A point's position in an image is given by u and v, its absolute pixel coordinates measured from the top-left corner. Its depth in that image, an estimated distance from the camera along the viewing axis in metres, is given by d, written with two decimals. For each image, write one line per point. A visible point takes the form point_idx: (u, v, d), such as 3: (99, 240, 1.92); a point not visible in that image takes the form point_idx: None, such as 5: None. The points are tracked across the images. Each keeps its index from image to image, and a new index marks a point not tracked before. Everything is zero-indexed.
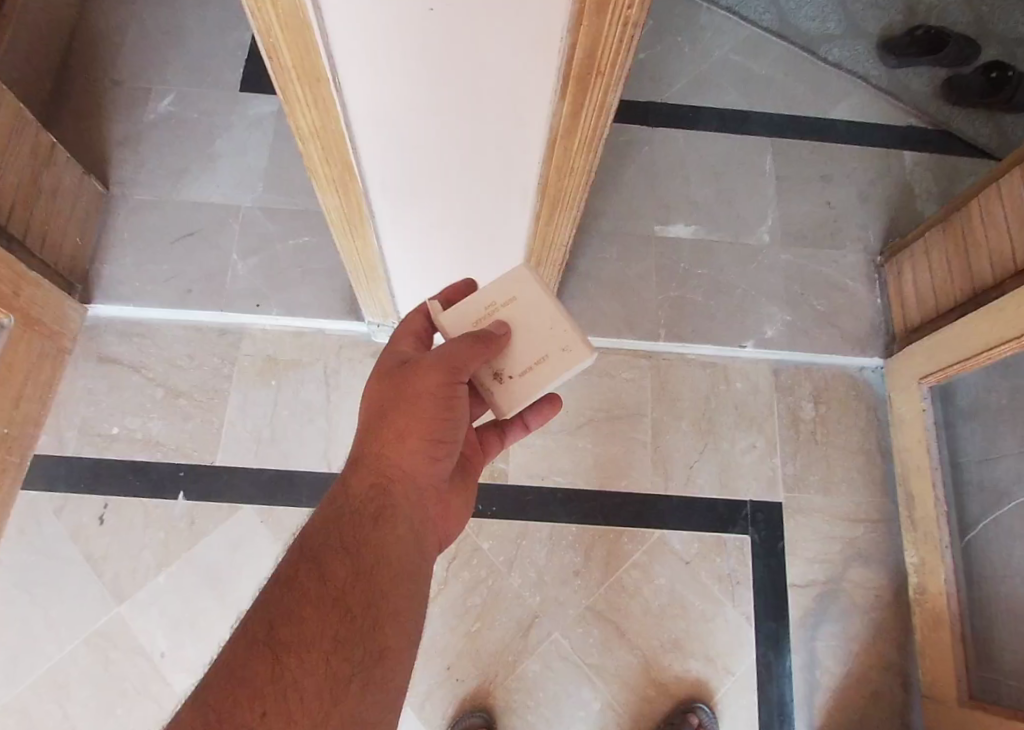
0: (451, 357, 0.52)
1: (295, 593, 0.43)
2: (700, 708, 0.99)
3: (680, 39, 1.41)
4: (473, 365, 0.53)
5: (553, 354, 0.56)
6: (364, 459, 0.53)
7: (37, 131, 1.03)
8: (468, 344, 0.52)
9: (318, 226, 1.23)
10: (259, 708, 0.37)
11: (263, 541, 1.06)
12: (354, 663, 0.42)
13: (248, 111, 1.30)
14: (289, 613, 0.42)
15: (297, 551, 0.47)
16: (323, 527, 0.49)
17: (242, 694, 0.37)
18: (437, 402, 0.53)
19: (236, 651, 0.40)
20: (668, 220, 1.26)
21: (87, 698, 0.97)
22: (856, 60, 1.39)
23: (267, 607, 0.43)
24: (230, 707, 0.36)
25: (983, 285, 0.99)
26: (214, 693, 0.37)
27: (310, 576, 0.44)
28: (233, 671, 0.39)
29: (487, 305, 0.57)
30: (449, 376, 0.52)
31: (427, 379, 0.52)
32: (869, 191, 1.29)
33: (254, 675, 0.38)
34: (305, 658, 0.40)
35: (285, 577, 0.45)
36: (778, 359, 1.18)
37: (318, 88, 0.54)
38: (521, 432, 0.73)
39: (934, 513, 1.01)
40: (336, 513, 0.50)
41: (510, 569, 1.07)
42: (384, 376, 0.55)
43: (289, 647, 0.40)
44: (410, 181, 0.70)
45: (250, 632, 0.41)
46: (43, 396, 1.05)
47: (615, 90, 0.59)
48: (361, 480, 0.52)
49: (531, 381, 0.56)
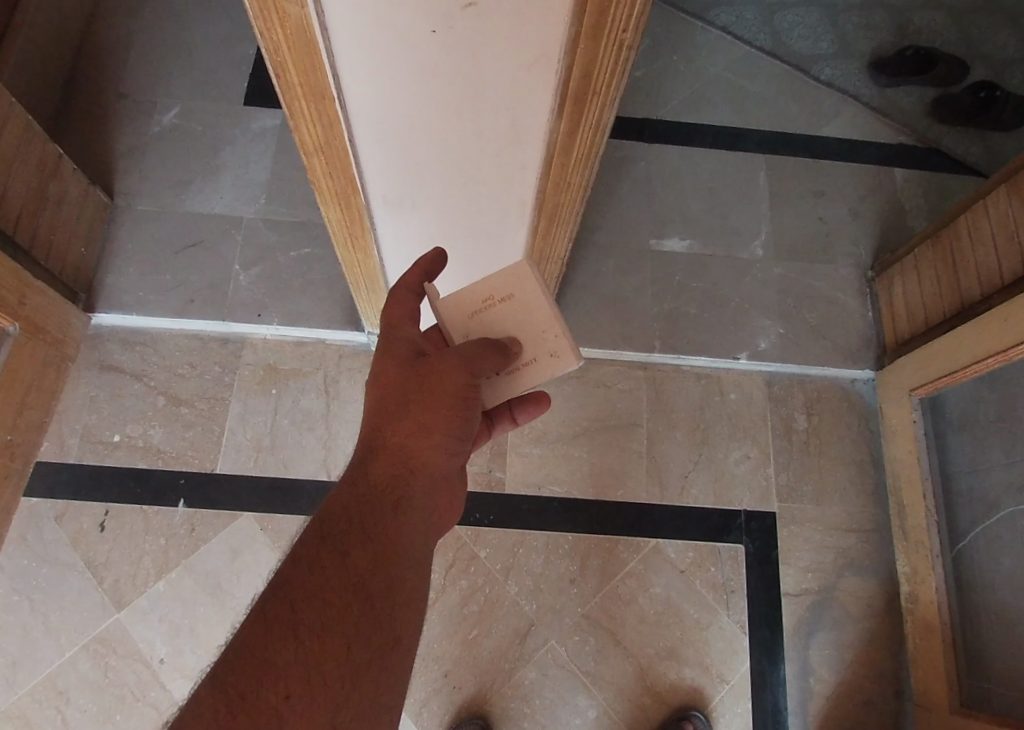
0: (471, 359, 0.54)
1: (316, 577, 0.45)
2: (695, 716, 1.00)
3: (676, 57, 1.44)
4: (487, 367, 0.55)
5: (542, 359, 0.59)
6: (385, 446, 0.54)
7: (45, 143, 1.05)
8: (490, 351, 0.55)
9: (319, 238, 1.25)
10: (283, 689, 0.40)
11: (263, 548, 1.07)
12: (372, 648, 0.44)
13: (251, 124, 1.33)
14: (309, 595, 0.44)
15: (317, 534, 0.48)
16: (342, 510, 0.50)
17: (266, 674, 0.40)
18: (456, 399, 0.54)
19: (258, 631, 0.42)
20: (663, 234, 1.28)
21: (85, 704, 0.98)
22: (846, 79, 1.42)
23: (287, 587, 0.45)
24: (254, 685, 0.39)
25: (971, 299, 1.01)
26: (238, 671, 0.40)
27: (331, 561, 0.46)
28: (256, 650, 0.41)
29: (485, 296, 0.58)
30: (469, 379, 0.54)
31: (452, 375, 0.54)
32: (860, 207, 1.32)
33: (278, 656, 0.41)
34: (325, 643, 0.43)
35: (304, 559, 0.46)
36: (771, 370, 1.20)
37: (323, 104, 0.56)
38: (508, 426, 0.73)
39: (925, 523, 1.03)
40: (356, 497, 0.51)
41: (507, 577, 1.08)
42: (405, 363, 0.56)
43: (310, 628, 0.43)
44: (412, 194, 0.72)
45: (271, 612, 0.43)
46: (47, 403, 1.06)
47: (611, 109, 0.61)
48: (381, 467, 0.53)
49: (516, 380, 0.59)
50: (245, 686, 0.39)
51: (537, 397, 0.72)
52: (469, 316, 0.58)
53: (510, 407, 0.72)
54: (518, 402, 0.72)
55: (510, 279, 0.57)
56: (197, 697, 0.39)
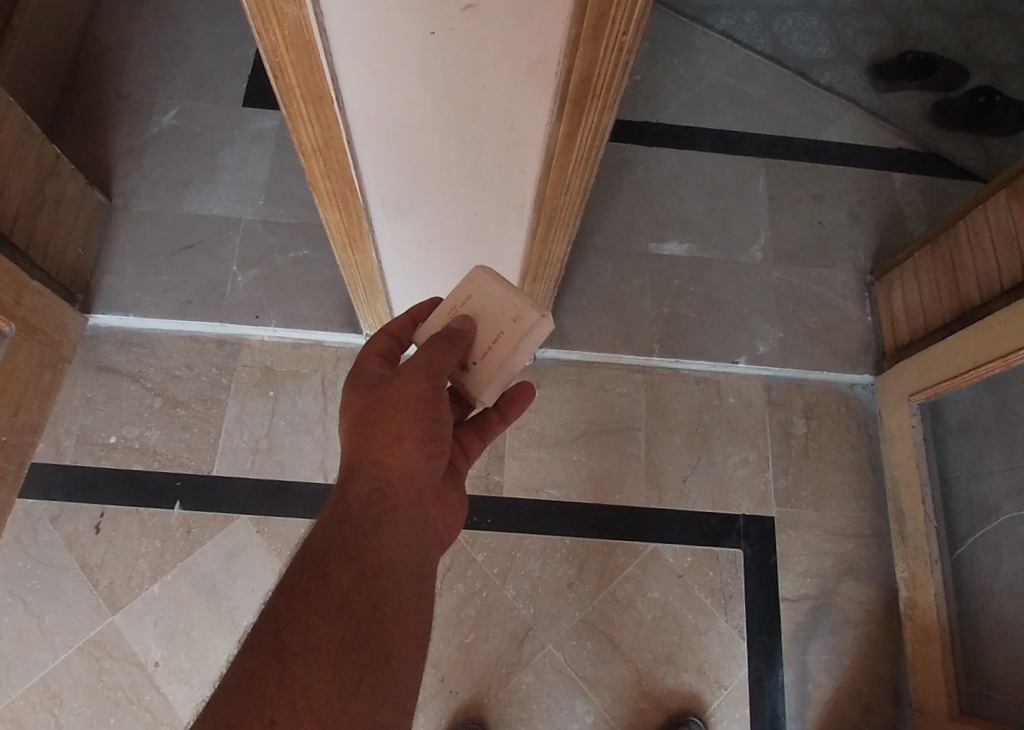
0: (422, 363, 0.54)
1: (299, 603, 0.45)
2: (692, 721, 1.00)
3: (676, 60, 1.44)
4: (446, 367, 0.55)
5: (506, 327, 0.57)
6: (361, 464, 0.53)
7: (42, 144, 1.05)
8: (439, 347, 0.55)
9: (318, 239, 1.25)
10: (269, 715, 0.39)
11: (259, 551, 1.07)
12: (362, 666, 0.44)
13: (250, 125, 1.33)
14: (294, 620, 0.44)
15: (300, 560, 0.48)
16: (323, 535, 0.50)
17: (250, 704, 0.39)
18: (424, 403, 0.54)
19: (245, 664, 0.42)
20: (663, 238, 1.28)
21: (79, 708, 0.97)
22: (847, 84, 1.42)
23: (272, 616, 0.44)
24: (241, 716, 0.38)
25: (971, 305, 1.01)
26: (224, 705, 0.39)
27: (314, 583, 0.46)
28: (241, 680, 0.41)
29: (449, 310, 0.59)
30: (430, 380, 0.54)
31: (411, 383, 0.54)
32: (859, 211, 1.32)
33: (261, 684, 0.40)
34: (311, 667, 0.42)
35: (288, 587, 0.46)
36: (769, 374, 1.20)
37: (322, 104, 0.56)
38: (499, 429, 0.72)
39: (925, 529, 1.02)
40: (337, 518, 0.51)
41: (505, 580, 1.07)
42: (368, 389, 0.57)
43: (296, 653, 0.42)
44: (410, 195, 0.71)
45: (256, 644, 0.43)
46: (44, 404, 1.06)
47: (611, 112, 0.60)
48: (360, 486, 0.52)
49: (499, 358, 0.58)
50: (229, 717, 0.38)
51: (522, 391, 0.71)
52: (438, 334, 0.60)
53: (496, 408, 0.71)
54: (504, 402, 0.70)
55: (467, 287, 0.59)
56: None
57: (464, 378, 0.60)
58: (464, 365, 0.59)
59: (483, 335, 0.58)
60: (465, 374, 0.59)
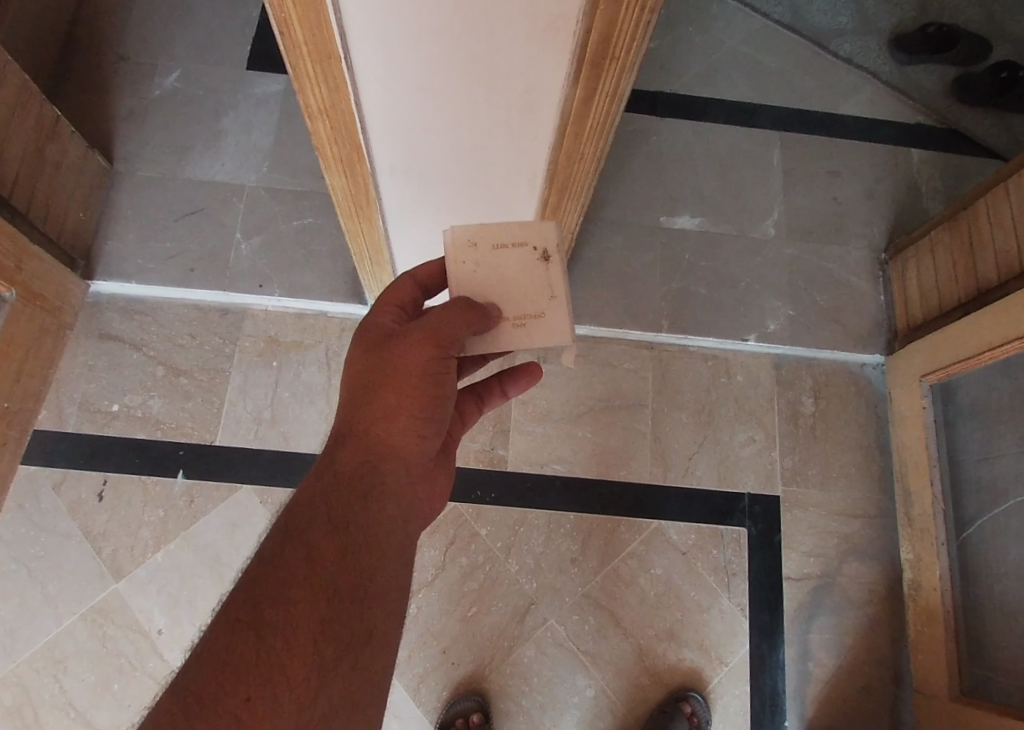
0: (437, 330, 0.51)
1: (280, 572, 0.44)
2: (693, 697, 1.00)
3: (691, 28, 1.40)
4: (456, 333, 0.51)
5: (477, 249, 0.56)
6: (353, 432, 0.52)
7: (43, 105, 1.02)
8: (456, 312, 0.51)
9: (323, 207, 1.23)
10: (243, 691, 0.39)
11: (262, 521, 1.06)
12: (342, 642, 0.43)
13: (254, 89, 1.30)
14: (274, 592, 0.43)
15: (283, 528, 0.47)
16: (310, 504, 0.49)
17: (225, 676, 0.39)
18: (428, 377, 0.52)
19: (222, 633, 0.41)
20: (674, 212, 1.26)
21: (83, 674, 0.97)
22: (867, 56, 1.39)
23: (251, 586, 0.44)
24: (214, 693, 0.38)
25: (988, 285, 0.99)
26: (201, 676, 0.39)
27: (296, 554, 0.45)
28: (216, 652, 0.40)
29: (518, 317, 0.56)
30: (439, 351, 0.52)
31: (419, 354, 0.52)
32: (875, 188, 1.29)
33: (238, 657, 0.40)
34: (290, 641, 0.41)
35: (270, 557, 0.45)
36: (778, 352, 1.18)
37: (330, 66, 0.53)
38: (499, 400, 0.71)
39: (932, 510, 1.02)
40: (323, 487, 0.50)
41: (508, 554, 1.07)
42: (374, 350, 0.54)
43: (274, 627, 0.42)
44: (420, 160, 0.69)
45: (234, 613, 0.42)
46: (46, 370, 1.04)
47: (627, 79, 0.58)
48: (351, 455, 0.51)
49: (511, 229, 0.56)
50: (204, 693, 0.38)
51: (528, 371, 0.68)
52: (539, 313, 0.56)
53: (498, 381, 0.70)
54: (509, 378, 0.69)
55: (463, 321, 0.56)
56: (157, 708, 0.38)
57: (552, 250, 0.56)
58: (544, 255, 0.56)
59: (513, 262, 0.56)
60: (552, 257, 0.56)
